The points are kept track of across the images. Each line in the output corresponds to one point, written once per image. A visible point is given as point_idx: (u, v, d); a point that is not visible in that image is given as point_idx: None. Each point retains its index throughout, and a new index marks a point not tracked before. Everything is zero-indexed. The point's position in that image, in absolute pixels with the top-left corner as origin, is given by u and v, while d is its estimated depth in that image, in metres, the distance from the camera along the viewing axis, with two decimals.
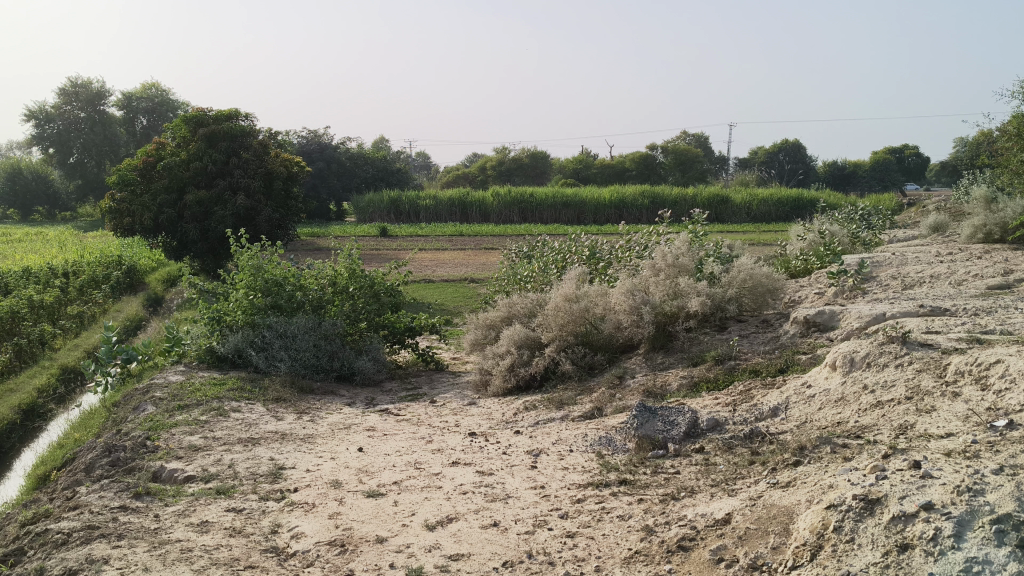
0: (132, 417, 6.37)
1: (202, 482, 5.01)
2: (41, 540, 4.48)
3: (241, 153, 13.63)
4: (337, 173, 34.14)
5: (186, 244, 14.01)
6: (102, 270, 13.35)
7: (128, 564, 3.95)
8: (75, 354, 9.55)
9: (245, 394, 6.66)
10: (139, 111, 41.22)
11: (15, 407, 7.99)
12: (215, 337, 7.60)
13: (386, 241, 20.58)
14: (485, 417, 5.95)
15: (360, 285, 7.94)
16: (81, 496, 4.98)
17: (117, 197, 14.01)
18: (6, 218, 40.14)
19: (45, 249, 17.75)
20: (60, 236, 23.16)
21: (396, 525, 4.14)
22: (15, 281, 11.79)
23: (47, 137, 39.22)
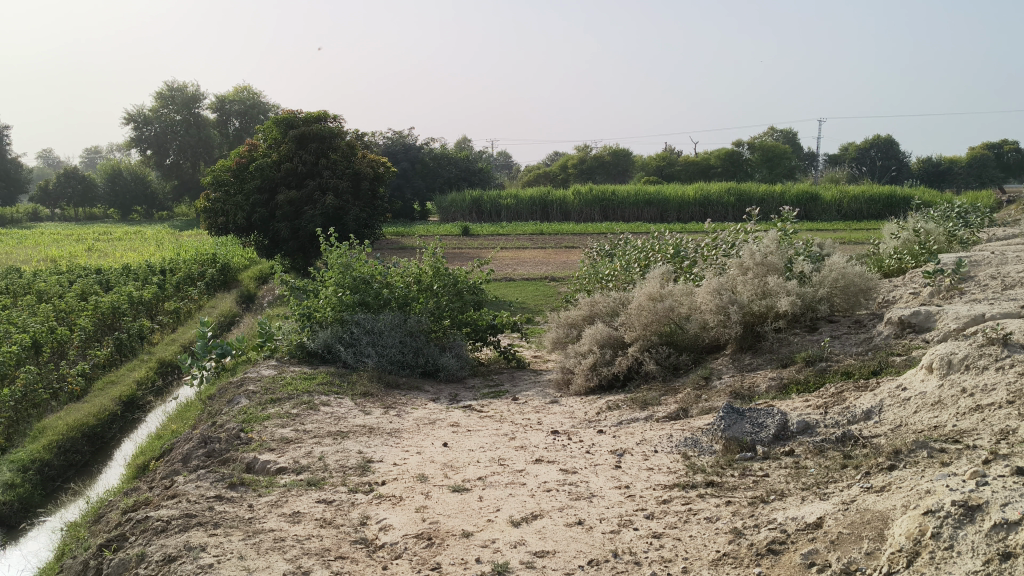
0: (226, 410, 6.59)
1: (293, 473, 5.14)
2: (142, 527, 4.67)
3: (330, 155, 13.91)
4: (421, 174, 34.62)
5: (278, 242, 14.44)
6: (197, 268, 13.81)
7: (224, 551, 4.09)
8: (173, 349, 9.94)
9: (334, 388, 6.82)
10: (231, 114, 42.11)
11: (117, 398, 8.33)
12: (305, 333, 7.81)
13: (468, 241, 20.65)
14: (568, 416, 5.95)
15: (443, 283, 8.06)
16: (179, 485, 5.18)
17: (212, 198, 14.57)
18: (108, 218, 41.93)
19: (143, 247, 18.48)
20: (159, 234, 24.00)
21: (482, 520, 4.17)
22: (116, 278, 12.30)
23: (145, 139, 40.58)
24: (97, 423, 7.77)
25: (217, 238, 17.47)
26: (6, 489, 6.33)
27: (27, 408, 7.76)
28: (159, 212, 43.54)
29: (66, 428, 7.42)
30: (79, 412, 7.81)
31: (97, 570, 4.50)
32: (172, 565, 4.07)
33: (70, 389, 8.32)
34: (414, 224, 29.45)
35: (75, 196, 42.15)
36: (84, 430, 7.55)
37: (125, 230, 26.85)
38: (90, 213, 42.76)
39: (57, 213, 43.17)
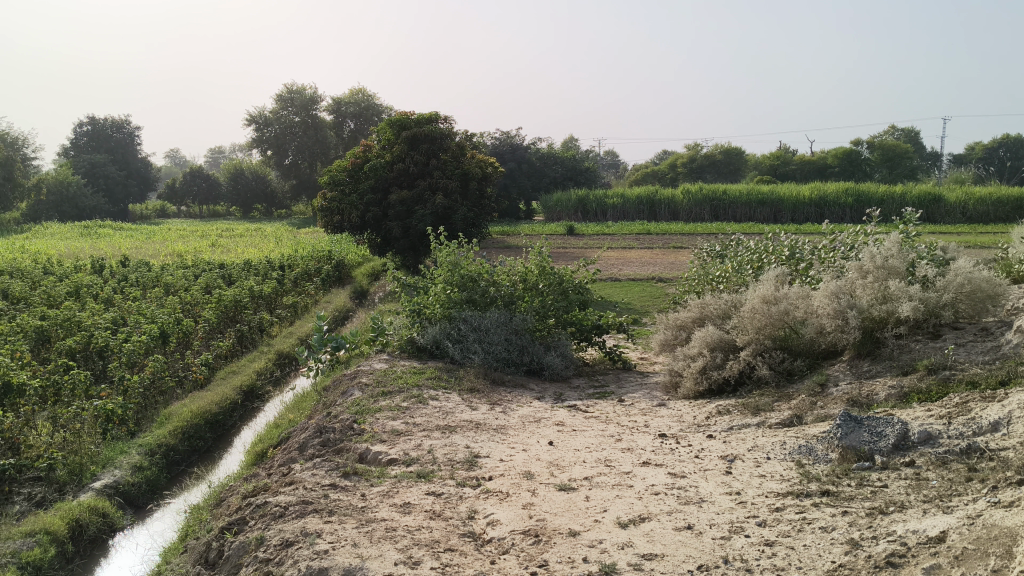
0: (340, 401, 6.81)
1: (404, 465, 5.27)
2: (262, 512, 4.91)
3: (441, 155, 14.15)
4: (528, 173, 34.88)
5: (388, 241, 14.77)
6: (313, 264, 14.25)
7: (338, 539, 4.25)
8: (291, 341, 10.33)
9: (443, 383, 6.95)
10: (347, 116, 43.22)
11: (237, 388, 8.69)
12: (416, 328, 8.02)
13: (574, 241, 20.59)
14: (676, 419, 5.89)
15: (549, 281, 8.11)
16: (296, 473, 5.41)
17: (327, 197, 15.07)
18: (230, 216, 43.88)
19: (264, 243, 19.25)
20: (281, 232, 24.84)
21: (589, 519, 4.18)
22: (238, 273, 12.84)
23: (266, 141, 41.86)
24: (219, 410, 8.12)
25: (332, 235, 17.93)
26: (135, 471, 6.69)
27: (155, 395, 8.17)
28: (278, 211, 45.27)
29: (190, 414, 7.78)
30: (202, 400, 8.18)
31: (220, 552, 4.78)
32: (290, 549, 4.28)
33: (195, 377, 8.72)
34: (521, 224, 28.95)
35: (201, 195, 44.52)
36: (208, 417, 7.92)
37: (249, 227, 28.01)
38: (213, 210, 44.74)
39: (183, 210, 45.33)
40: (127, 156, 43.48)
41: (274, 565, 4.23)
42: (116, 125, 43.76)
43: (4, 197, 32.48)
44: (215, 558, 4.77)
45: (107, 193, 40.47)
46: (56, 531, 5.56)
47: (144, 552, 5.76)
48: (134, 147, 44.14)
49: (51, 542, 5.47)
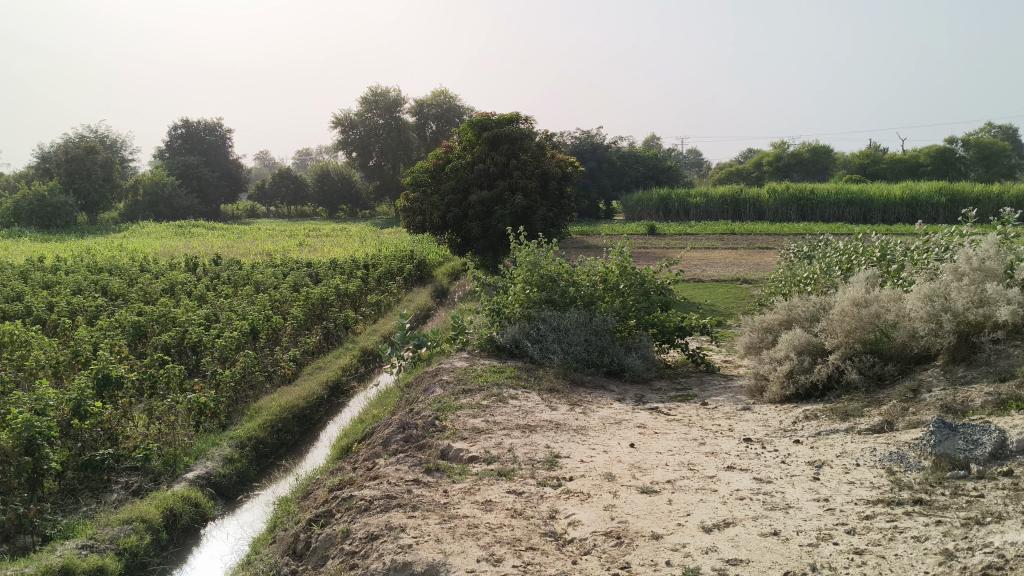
0: (422, 398, 6.92)
1: (485, 463, 5.32)
2: (348, 505, 5.06)
3: (521, 155, 14.20)
4: (608, 173, 34.81)
5: (469, 240, 14.91)
6: (396, 263, 14.48)
7: (422, 534, 4.34)
8: (374, 338, 10.52)
9: (522, 382, 7.00)
10: (430, 118, 43.71)
11: (324, 383, 8.91)
12: (495, 328, 8.11)
13: (656, 241, 20.43)
14: (761, 423, 5.80)
15: (630, 282, 8.05)
16: (380, 468, 5.56)
17: (410, 198, 15.36)
18: (316, 216, 44.93)
19: (350, 243, 19.70)
20: (367, 232, 25.30)
21: (672, 523, 4.15)
22: (324, 272, 13.15)
23: (351, 142, 42.77)
24: (306, 405, 8.33)
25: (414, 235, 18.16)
26: (226, 463, 6.91)
27: (245, 388, 8.44)
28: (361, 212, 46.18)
29: (279, 408, 8.01)
30: (290, 395, 8.40)
31: (307, 543, 4.93)
32: (374, 542, 4.39)
33: (283, 373, 8.95)
34: (602, 224, 28.99)
35: (289, 195, 45.62)
36: (295, 411, 8.13)
37: (337, 227, 28.75)
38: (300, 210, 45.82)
39: (271, 210, 46.56)
40: (219, 158, 44.71)
41: (360, 557, 4.33)
42: (209, 128, 44.93)
43: (104, 197, 34.04)
44: (303, 550, 4.92)
45: (200, 194, 41.93)
46: (152, 519, 5.79)
47: (234, 542, 5.95)
48: (226, 149, 45.34)
49: (147, 529, 5.70)
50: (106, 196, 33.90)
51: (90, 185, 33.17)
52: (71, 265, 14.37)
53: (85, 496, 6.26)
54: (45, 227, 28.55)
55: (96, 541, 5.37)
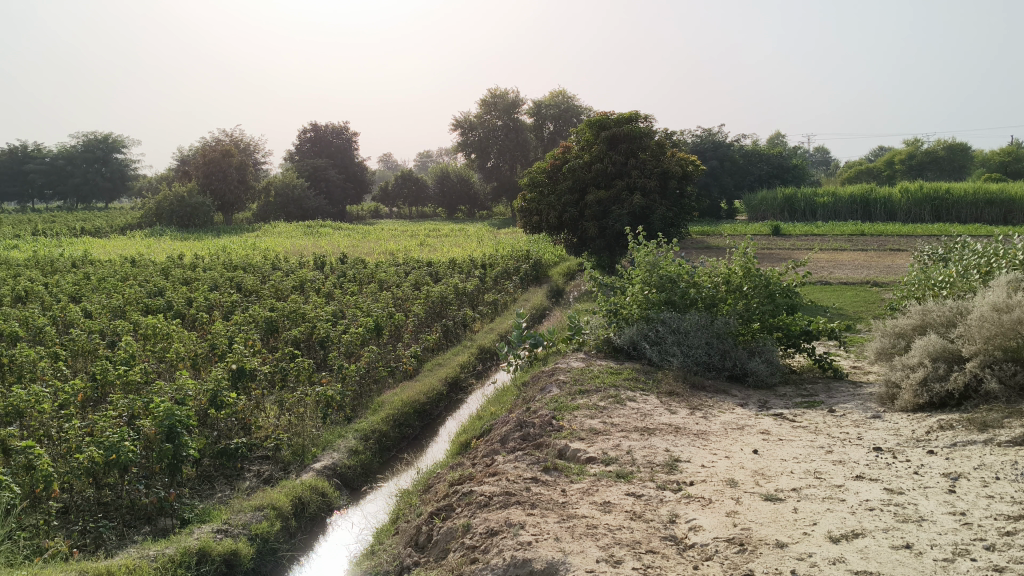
0: (539, 397, 6.99)
1: (603, 464, 5.33)
2: (468, 500, 5.19)
3: (640, 154, 14.08)
4: (730, 171, 34.14)
5: (586, 241, 14.91)
6: (512, 263, 14.63)
7: (541, 532, 4.39)
8: (492, 337, 10.66)
9: (640, 385, 6.98)
10: (547, 118, 43.81)
11: (443, 379, 9.08)
12: (613, 329, 8.20)
13: (779, 241, 20.07)
14: (892, 432, 5.59)
15: (754, 284, 7.75)
16: (499, 464, 5.67)
17: (528, 198, 15.53)
18: (437, 217, 45.92)
19: (468, 243, 20.04)
20: (486, 232, 25.57)
21: (797, 532, 4.05)
22: (443, 271, 13.42)
23: (471, 144, 43.67)
24: (426, 400, 8.52)
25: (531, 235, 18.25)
26: (351, 454, 7.14)
27: (370, 382, 8.71)
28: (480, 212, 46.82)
29: (400, 403, 8.21)
30: (411, 390, 8.61)
31: (429, 536, 5.07)
32: (494, 538, 4.46)
33: (404, 368, 9.18)
34: (724, 224, 28.63)
35: (410, 196, 46.68)
36: (416, 405, 8.32)
37: (457, 227, 29.14)
38: (421, 211, 46.66)
39: (394, 211, 47.64)
40: (346, 160, 45.95)
41: (480, 552, 4.40)
42: (336, 131, 46.41)
43: (239, 198, 35.53)
44: (425, 542, 5.06)
45: (328, 195, 43.31)
46: (282, 507, 6.04)
47: (359, 532, 6.15)
48: (352, 152, 46.55)
49: (277, 516, 5.95)
50: (240, 197, 35.42)
51: (226, 187, 34.69)
52: (209, 263, 15.15)
53: (220, 482, 6.63)
54: (185, 227, 30.06)
55: (230, 525, 5.65)
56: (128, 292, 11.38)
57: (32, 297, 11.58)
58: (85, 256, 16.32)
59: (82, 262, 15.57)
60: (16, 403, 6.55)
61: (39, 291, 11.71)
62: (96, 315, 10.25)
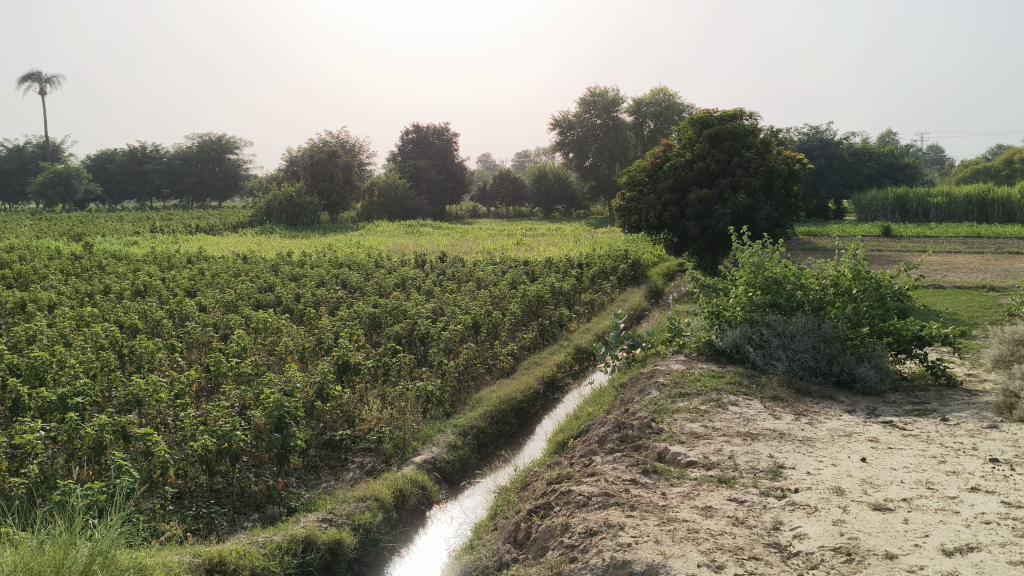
0: (638, 399, 6.96)
1: (704, 468, 5.27)
2: (567, 499, 5.22)
3: (744, 152, 13.83)
4: (838, 171, 33.13)
5: (686, 241, 14.73)
6: (610, 263, 14.57)
7: (641, 533, 4.38)
8: (589, 336, 10.65)
9: (743, 389, 6.87)
10: (648, 116, 43.79)
11: (540, 378, 9.12)
12: (715, 331, 8.10)
13: (888, 243, 19.36)
14: (1010, 444, 5.34)
15: (864, 287, 7.52)
16: (598, 465, 5.67)
17: (627, 198, 15.45)
18: (534, 216, 46.11)
19: (565, 243, 20.05)
20: (584, 231, 25.50)
21: (907, 543, 3.92)
22: (541, 270, 13.48)
23: (569, 143, 43.76)
24: (524, 399, 8.57)
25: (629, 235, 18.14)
26: (450, 449, 7.25)
27: (468, 379, 8.81)
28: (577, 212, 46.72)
29: (498, 400, 8.30)
30: (509, 388, 8.68)
31: (527, 533, 5.11)
32: (593, 538, 4.47)
33: (502, 366, 9.25)
34: (831, 224, 27.87)
35: (507, 196, 46.58)
36: (513, 403, 8.38)
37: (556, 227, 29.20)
38: (518, 210, 46.85)
39: (491, 210, 48.00)
40: (445, 160, 46.54)
41: (579, 552, 4.41)
42: (437, 133, 47.14)
43: (344, 198, 36.48)
44: (523, 539, 5.10)
45: (428, 194, 43.97)
46: (384, 499, 6.18)
47: (457, 527, 6.23)
48: (452, 152, 47.10)
49: (379, 508, 6.10)
50: (345, 197, 36.32)
51: (332, 187, 35.61)
52: (315, 260, 15.64)
53: (325, 472, 6.83)
54: (293, 225, 31.00)
55: (335, 515, 5.82)
56: (240, 288, 11.83)
57: (151, 291, 12.16)
58: (200, 252, 17.04)
59: (197, 258, 16.28)
60: (136, 391, 6.90)
61: (157, 285, 12.29)
62: (210, 309, 10.70)
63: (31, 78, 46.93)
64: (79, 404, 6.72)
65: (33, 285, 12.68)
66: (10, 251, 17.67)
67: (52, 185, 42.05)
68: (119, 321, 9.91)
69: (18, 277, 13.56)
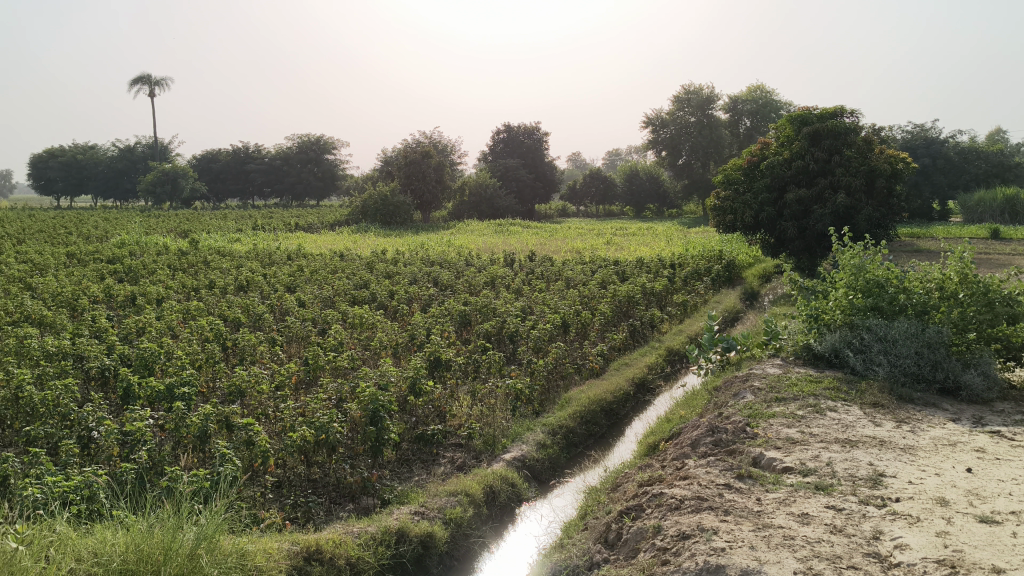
0: (732, 403, 6.86)
1: (800, 475, 5.16)
2: (658, 501, 5.19)
3: (844, 151, 13.46)
4: (943, 170, 31.90)
5: (783, 241, 14.42)
6: (704, 263, 14.36)
7: (735, 539, 4.32)
8: (681, 338, 10.53)
9: (842, 395, 6.69)
10: (744, 113, 43.11)
11: (631, 379, 9.07)
12: (813, 335, 7.96)
13: (998, 245, 18.54)
14: None
15: (972, 291, 7.17)
16: (691, 469, 5.62)
17: (721, 197, 15.22)
18: (625, 216, 45.81)
19: (657, 243, 19.84)
20: (676, 231, 25.20)
21: (1017, 558, 3.76)
22: (632, 270, 13.40)
23: (662, 141, 43.34)
24: (613, 400, 8.54)
25: (722, 235, 17.86)
26: (539, 448, 7.28)
27: (557, 378, 8.83)
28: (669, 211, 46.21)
29: (588, 400, 8.29)
30: (599, 388, 8.67)
31: (618, 534, 5.10)
32: (686, 541, 4.43)
33: (592, 366, 9.24)
34: (936, 226, 26.89)
35: (598, 195, 45.78)
36: (603, 404, 8.36)
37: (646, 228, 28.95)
38: (608, 209, 46.60)
39: (581, 209, 47.89)
40: (536, 159, 46.63)
41: (672, 554, 4.38)
42: (527, 133, 47.15)
43: (436, 198, 36.93)
44: (614, 540, 5.09)
45: (518, 194, 44.30)
46: (474, 494, 6.25)
47: (547, 525, 6.25)
48: (543, 152, 47.14)
49: (470, 503, 6.18)
50: (437, 196, 36.79)
51: (425, 187, 36.14)
52: (408, 257, 15.90)
53: (417, 466, 6.96)
54: (386, 224, 31.57)
55: (427, 509, 5.93)
56: (336, 284, 12.14)
57: (252, 286, 12.59)
58: (298, 249, 17.53)
59: (295, 254, 16.76)
60: (239, 382, 7.17)
61: (258, 281, 12.72)
62: (308, 305, 11.01)
63: (142, 81, 49.08)
64: (186, 394, 7.01)
65: (143, 279, 13.28)
66: (122, 246, 18.53)
67: (159, 183, 43.84)
68: (222, 314, 10.29)
69: (129, 271, 14.22)
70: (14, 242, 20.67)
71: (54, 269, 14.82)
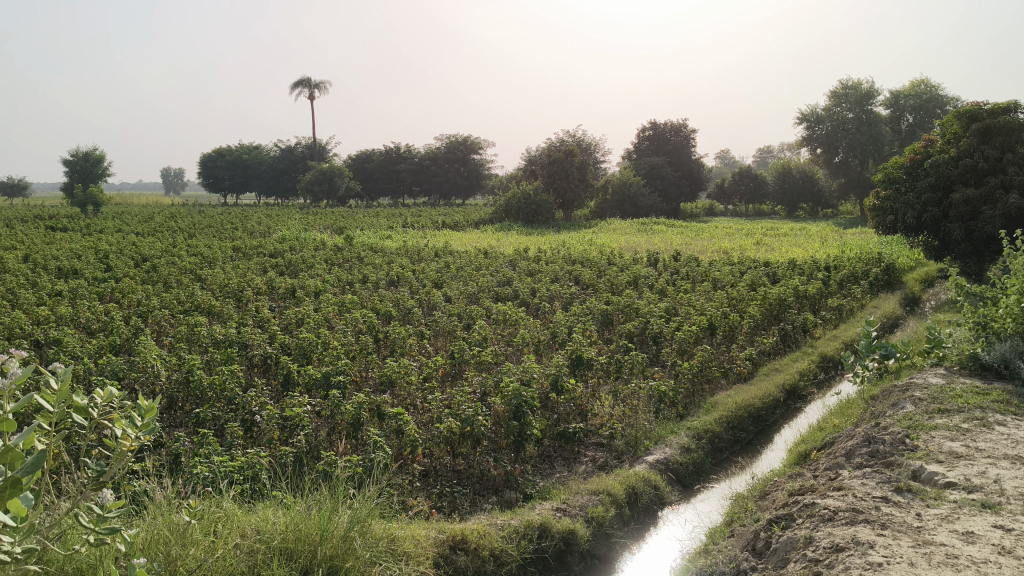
0: (890, 413, 6.58)
1: (965, 491, 4.89)
2: (810, 511, 5.05)
3: (1017, 149, 12.62)
4: None
5: (949, 243, 13.63)
6: (862, 266, 13.75)
7: (893, 554, 4.16)
8: (836, 344, 10.15)
9: (1012, 408, 6.29)
10: (906, 109, 41.00)
11: (780, 386, 8.82)
12: (980, 344, 7.48)
13: None
14: None
15: None
16: (845, 480, 5.45)
17: (880, 197, 14.59)
18: (775, 215, 44.32)
19: (811, 245, 19.15)
20: (833, 232, 24.14)
21: None
22: (783, 272, 13.03)
23: (818, 138, 41.87)
24: (762, 406, 8.33)
25: (881, 237, 17.07)
26: (683, 452, 7.20)
27: (702, 382, 8.72)
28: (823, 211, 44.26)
29: (735, 406, 8.13)
30: (747, 394, 8.48)
31: (768, 543, 4.99)
32: (840, 554, 4.29)
33: (738, 371, 9.07)
34: None
35: (748, 194, 44.77)
36: (750, 410, 8.17)
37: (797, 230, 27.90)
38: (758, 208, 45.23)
39: (729, 208, 46.77)
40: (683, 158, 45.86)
41: (824, 566, 4.25)
42: (674, 130, 46.43)
43: (579, 197, 36.95)
44: (762, 548, 4.99)
45: (663, 194, 43.81)
46: (617, 495, 6.26)
47: (691, 530, 6.16)
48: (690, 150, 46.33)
49: (612, 503, 6.18)
50: (580, 195, 36.77)
51: (568, 185, 36.27)
52: (552, 256, 16.04)
53: (559, 463, 7.03)
54: (529, 224, 31.88)
55: (569, 506, 5.99)
56: (481, 280, 12.42)
57: (402, 281, 13.05)
58: (446, 246, 17.99)
59: (442, 251, 17.21)
60: (390, 372, 7.46)
61: (409, 276, 13.17)
62: (455, 300, 11.33)
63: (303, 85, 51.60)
64: (341, 382, 7.37)
65: (301, 273, 13.97)
66: (283, 241, 19.56)
67: (317, 183, 45.81)
68: (375, 308, 10.73)
69: (289, 265, 15.02)
70: (185, 236, 22.17)
71: (222, 262, 15.82)
